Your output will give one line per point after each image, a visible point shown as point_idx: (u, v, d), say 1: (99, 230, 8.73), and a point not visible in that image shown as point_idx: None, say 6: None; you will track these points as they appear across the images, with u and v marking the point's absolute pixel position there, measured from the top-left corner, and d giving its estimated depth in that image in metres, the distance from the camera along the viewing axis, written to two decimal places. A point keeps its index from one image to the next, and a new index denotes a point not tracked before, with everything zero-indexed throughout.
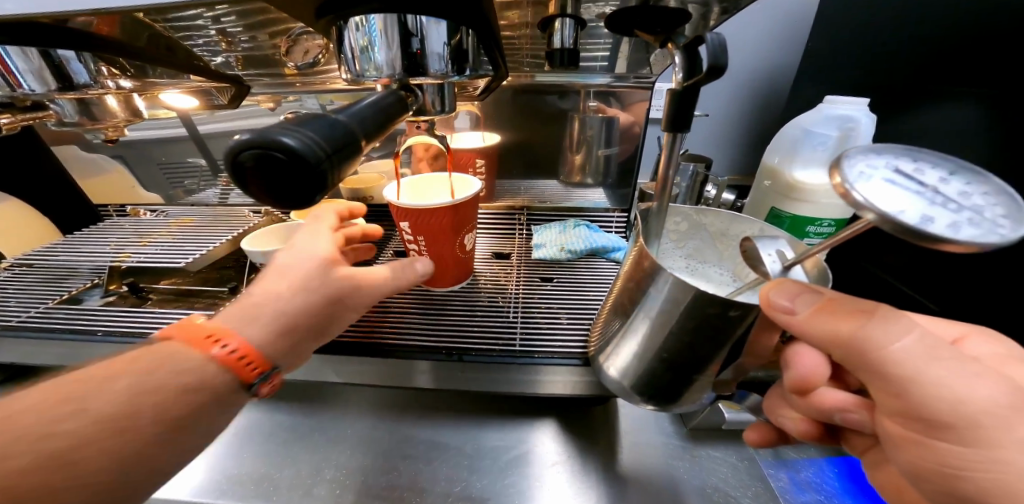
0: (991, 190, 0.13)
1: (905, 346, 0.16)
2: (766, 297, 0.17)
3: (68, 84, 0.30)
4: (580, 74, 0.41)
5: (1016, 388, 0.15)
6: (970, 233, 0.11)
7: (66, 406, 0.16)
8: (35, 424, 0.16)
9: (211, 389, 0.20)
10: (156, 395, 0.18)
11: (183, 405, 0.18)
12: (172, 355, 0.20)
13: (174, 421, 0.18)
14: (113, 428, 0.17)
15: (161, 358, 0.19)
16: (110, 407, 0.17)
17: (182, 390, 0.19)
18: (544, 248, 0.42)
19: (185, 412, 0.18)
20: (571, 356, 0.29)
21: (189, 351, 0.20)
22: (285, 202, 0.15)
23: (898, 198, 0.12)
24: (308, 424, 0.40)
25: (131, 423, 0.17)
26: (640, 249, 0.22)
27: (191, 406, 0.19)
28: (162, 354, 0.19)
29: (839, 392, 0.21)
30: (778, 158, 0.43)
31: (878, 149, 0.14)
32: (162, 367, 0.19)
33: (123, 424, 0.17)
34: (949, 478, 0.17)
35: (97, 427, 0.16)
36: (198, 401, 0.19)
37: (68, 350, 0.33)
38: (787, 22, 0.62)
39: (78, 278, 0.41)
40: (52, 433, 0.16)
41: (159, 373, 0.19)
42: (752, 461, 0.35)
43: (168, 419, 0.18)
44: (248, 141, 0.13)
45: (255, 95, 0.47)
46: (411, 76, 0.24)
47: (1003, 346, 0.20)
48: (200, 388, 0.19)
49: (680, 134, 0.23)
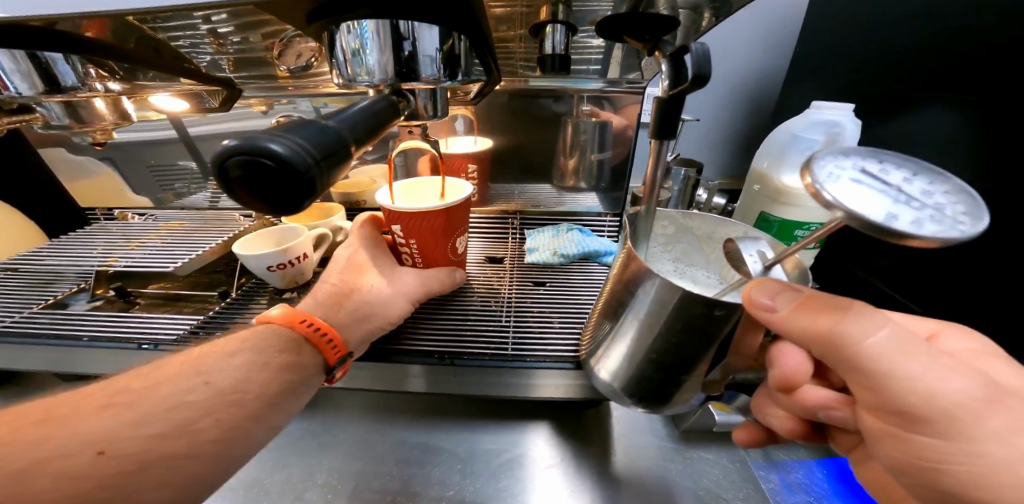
0: (953, 189, 0.14)
1: (879, 340, 0.16)
2: (747, 296, 0.17)
3: (55, 87, 0.30)
4: (572, 78, 0.42)
5: (989, 382, 0.16)
6: (930, 229, 0.11)
7: (196, 380, 0.22)
8: (173, 393, 0.21)
9: (300, 368, 0.25)
10: (261, 372, 0.23)
11: (278, 382, 0.24)
12: (272, 340, 0.25)
13: (271, 393, 0.23)
14: (228, 398, 0.22)
15: (263, 343, 0.25)
16: (227, 381, 0.22)
17: (280, 369, 0.24)
18: (536, 252, 0.42)
19: (279, 388, 0.24)
20: (563, 360, 0.29)
21: (287, 334, 0.26)
22: (274, 209, 0.15)
23: (866, 197, 0.13)
24: (299, 430, 0.39)
25: (241, 395, 0.22)
26: (627, 252, 0.23)
27: (284, 382, 0.24)
28: (265, 339, 0.25)
29: (822, 389, 0.21)
30: (767, 162, 0.44)
31: (846, 151, 0.15)
32: (265, 350, 0.24)
33: (237, 394, 0.22)
34: (928, 471, 0.18)
35: (218, 397, 0.21)
36: (291, 379, 0.24)
37: (54, 355, 0.32)
38: (776, 28, 0.63)
39: (64, 282, 0.40)
40: (184, 400, 0.21)
41: (264, 355, 0.24)
42: (742, 463, 0.35)
43: (268, 392, 0.23)
44: (236, 147, 0.13)
45: (248, 98, 0.47)
46: (403, 80, 0.24)
47: (975, 341, 0.21)
48: (292, 367, 0.25)
49: (667, 141, 0.24)
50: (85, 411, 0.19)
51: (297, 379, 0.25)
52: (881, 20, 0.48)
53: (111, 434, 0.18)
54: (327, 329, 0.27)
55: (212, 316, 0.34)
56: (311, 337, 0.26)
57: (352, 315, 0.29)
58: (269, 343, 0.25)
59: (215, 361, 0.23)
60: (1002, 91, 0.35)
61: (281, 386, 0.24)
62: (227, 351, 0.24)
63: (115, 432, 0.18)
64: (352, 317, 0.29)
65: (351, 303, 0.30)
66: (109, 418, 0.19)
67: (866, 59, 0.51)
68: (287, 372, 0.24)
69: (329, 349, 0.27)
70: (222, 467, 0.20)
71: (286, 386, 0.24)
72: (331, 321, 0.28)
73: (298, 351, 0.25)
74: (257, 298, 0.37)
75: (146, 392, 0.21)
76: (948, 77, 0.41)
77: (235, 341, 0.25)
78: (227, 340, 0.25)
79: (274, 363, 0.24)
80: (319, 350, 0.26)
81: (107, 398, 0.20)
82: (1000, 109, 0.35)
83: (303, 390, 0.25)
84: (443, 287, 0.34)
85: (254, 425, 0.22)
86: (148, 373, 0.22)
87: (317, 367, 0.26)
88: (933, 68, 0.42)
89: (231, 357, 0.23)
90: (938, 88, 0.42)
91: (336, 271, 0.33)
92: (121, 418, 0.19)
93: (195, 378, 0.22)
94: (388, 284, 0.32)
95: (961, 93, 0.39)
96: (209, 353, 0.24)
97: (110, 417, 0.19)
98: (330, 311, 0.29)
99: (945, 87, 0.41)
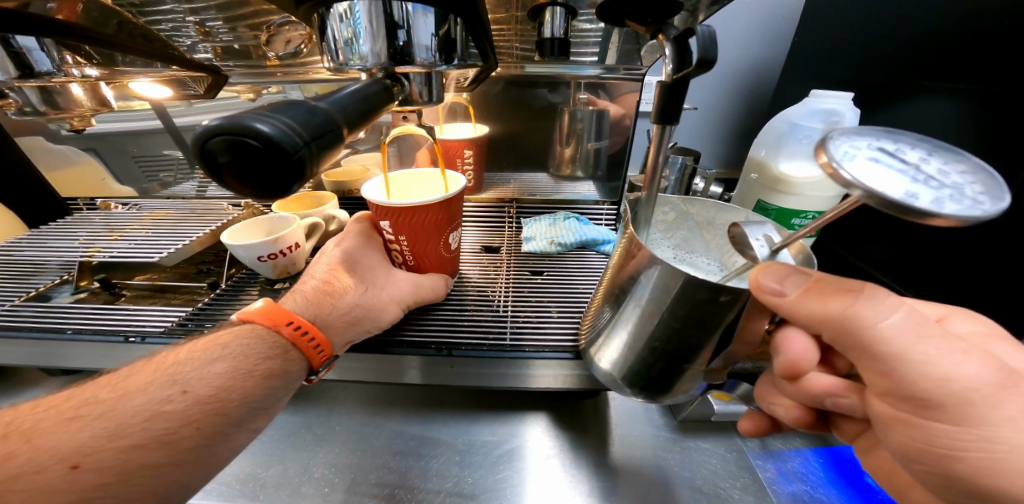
0: (970, 168, 0.14)
1: (893, 323, 0.16)
2: (755, 281, 0.16)
3: (29, 72, 0.30)
4: (569, 65, 0.41)
5: (1004, 367, 0.16)
6: (952, 208, 0.11)
7: (173, 388, 0.21)
8: (146, 404, 0.20)
9: (282, 375, 0.24)
10: (243, 381, 0.23)
11: (259, 390, 0.23)
12: (252, 344, 0.24)
13: (253, 402, 0.23)
14: (208, 407, 0.21)
15: (244, 348, 0.24)
16: (207, 390, 0.21)
17: (262, 377, 0.23)
18: (534, 241, 0.41)
19: (260, 397, 0.23)
20: (563, 350, 0.29)
21: (270, 338, 0.25)
22: (261, 193, 0.14)
23: (884, 176, 0.12)
24: (293, 423, 0.38)
25: (221, 404, 0.22)
26: (629, 238, 0.22)
27: (265, 390, 0.23)
28: (245, 343, 0.24)
29: (829, 377, 0.21)
30: (765, 152, 0.44)
31: (860, 130, 0.15)
32: (245, 356, 0.23)
33: (218, 404, 0.21)
34: (939, 458, 0.17)
35: (197, 407, 0.21)
36: (273, 387, 0.24)
37: (38, 348, 0.32)
38: (774, 17, 0.62)
39: (46, 274, 0.39)
40: (160, 411, 0.20)
41: (244, 362, 0.23)
42: (740, 452, 0.35)
43: (250, 400, 0.23)
44: (219, 126, 0.12)
45: (233, 86, 0.43)
46: (397, 64, 0.23)
47: (984, 324, 0.21)
48: (275, 374, 0.24)
49: (669, 126, 0.23)
50: (52, 425, 0.19)
51: (278, 386, 0.24)
52: (882, 9, 0.48)
53: (84, 447, 0.18)
54: (310, 328, 0.26)
55: (202, 306, 0.33)
56: (295, 341, 0.25)
57: (343, 318, 0.28)
58: (249, 349, 0.24)
59: (193, 369, 0.22)
60: (1002, 80, 0.35)
61: (264, 394, 0.23)
62: (205, 357, 0.23)
63: (89, 444, 0.18)
64: (343, 320, 0.28)
65: (343, 304, 0.28)
66: (77, 432, 0.18)
67: (865, 47, 0.50)
68: (269, 380, 0.24)
69: (315, 351, 0.26)
70: (196, 468, 0.20)
71: (268, 394, 0.24)
72: (321, 323, 0.27)
73: (281, 356, 0.25)
74: (247, 289, 0.36)
75: (118, 402, 0.20)
76: (948, 67, 0.40)
77: (212, 346, 0.24)
78: (203, 339, 0.24)
79: (255, 370, 0.23)
80: (305, 355, 0.26)
81: (76, 409, 0.20)
82: (999, 99, 0.35)
83: (284, 393, 0.25)
84: (439, 296, 0.33)
85: (233, 430, 0.22)
86: (117, 380, 0.22)
87: (300, 372, 0.26)
88: (933, 58, 0.42)
89: (210, 364, 0.23)
90: (938, 76, 0.42)
91: (324, 265, 0.31)
92: (93, 430, 0.19)
93: (171, 386, 0.21)
94: (383, 288, 0.31)
95: (961, 82, 0.39)
96: (184, 359, 0.23)
97: (80, 430, 0.19)
98: (320, 312, 0.27)
99: (945, 76, 0.41)
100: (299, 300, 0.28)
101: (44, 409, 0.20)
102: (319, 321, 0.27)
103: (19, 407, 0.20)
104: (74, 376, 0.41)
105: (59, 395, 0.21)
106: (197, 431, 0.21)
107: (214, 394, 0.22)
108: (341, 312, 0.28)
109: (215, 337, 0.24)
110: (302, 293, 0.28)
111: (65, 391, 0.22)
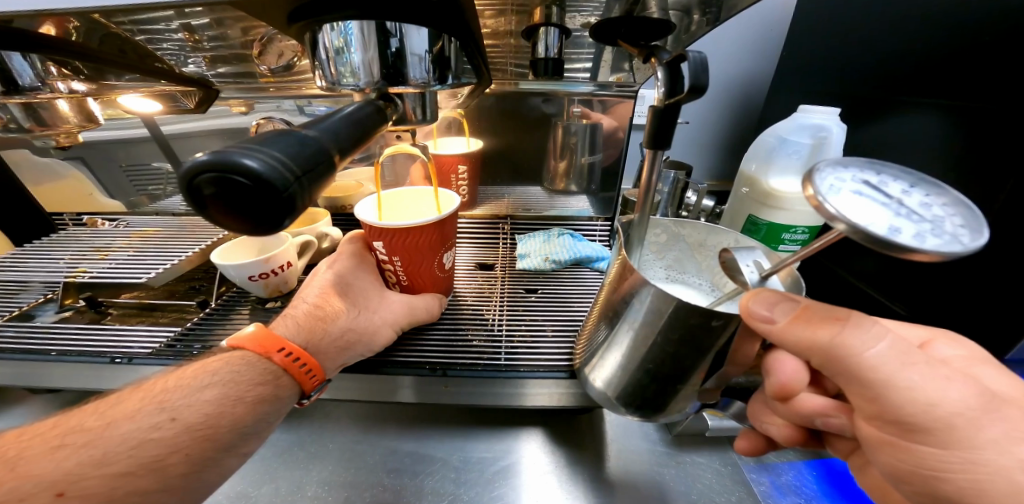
0: (951, 202, 0.14)
1: (879, 352, 0.16)
2: (746, 308, 0.17)
3: (14, 87, 0.30)
4: (562, 82, 0.41)
5: (985, 390, 0.16)
6: (933, 244, 0.11)
7: (161, 415, 0.21)
8: (134, 431, 0.20)
9: (274, 400, 0.24)
10: (233, 408, 0.22)
11: (251, 416, 0.23)
12: (243, 371, 0.24)
13: (244, 427, 0.22)
14: (197, 434, 0.21)
15: (234, 375, 0.23)
16: (197, 417, 0.21)
17: (254, 403, 0.23)
18: (528, 258, 0.42)
19: (251, 422, 0.23)
20: (557, 369, 0.29)
21: (259, 364, 0.24)
22: (250, 227, 0.14)
23: (867, 209, 0.13)
24: (283, 441, 0.38)
25: (212, 430, 0.21)
26: (623, 260, 0.22)
27: (256, 416, 0.23)
28: (235, 370, 0.24)
29: (818, 397, 0.21)
30: (755, 166, 0.44)
31: (845, 162, 0.15)
32: (236, 383, 0.23)
33: (208, 430, 0.21)
34: (926, 479, 0.18)
35: (187, 433, 0.21)
36: (264, 412, 0.23)
37: (20, 370, 0.31)
38: (762, 34, 0.64)
39: (30, 293, 0.38)
40: (148, 438, 0.20)
41: (234, 388, 0.23)
42: (735, 466, 0.35)
43: (241, 425, 0.22)
44: (207, 162, 0.12)
45: (227, 99, 0.44)
46: (391, 83, 0.23)
47: (966, 348, 0.21)
48: (266, 400, 0.24)
49: (661, 150, 0.24)
50: (36, 453, 0.18)
51: (270, 411, 0.24)
52: (867, 27, 0.49)
53: (69, 475, 0.18)
54: (302, 354, 0.25)
55: (192, 326, 0.33)
56: (287, 367, 0.25)
57: (336, 343, 0.27)
58: (240, 376, 0.23)
59: (182, 396, 0.22)
60: (984, 99, 0.36)
61: (256, 420, 0.23)
62: (194, 384, 0.22)
63: (74, 472, 0.18)
64: (335, 345, 0.27)
65: (335, 328, 0.28)
66: (64, 459, 0.18)
67: (852, 63, 0.51)
68: (260, 406, 0.23)
69: (306, 377, 0.25)
70: (185, 494, 0.20)
71: (260, 420, 0.23)
72: (313, 349, 0.26)
73: (273, 382, 0.24)
74: (238, 308, 0.35)
75: (105, 429, 0.20)
76: (931, 84, 0.42)
77: (200, 372, 0.23)
78: (192, 366, 0.24)
79: (246, 397, 0.23)
80: (297, 380, 0.25)
81: (61, 437, 0.19)
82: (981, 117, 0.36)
83: (274, 418, 0.24)
84: (432, 317, 0.33)
85: (222, 455, 0.21)
86: (104, 407, 0.21)
87: (292, 396, 0.25)
88: (916, 76, 0.43)
89: (199, 391, 0.22)
90: (920, 94, 0.43)
91: (315, 288, 0.31)
92: (79, 457, 0.18)
93: (160, 413, 0.21)
94: (376, 310, 0.30)
95: (944, 99, 0.40)
96: (173, 386, 0.22)
97: (66, 458, 0.18)
98: (311, 337, 0.27)
99: (927, 93, 0.42)
100: (288, 325, 0.27)
101: (28, 436, 0.19)
102: (310, 344, 0.26)
103: (3, 434, 0.20)
104: (58, 396, 0.40)
105: (45, 421, 0.21)
106: (187, 457, 0.20)
107: (204, 421, 0.21)
108: (335, 335, 0.28)
109: (203, 364, 0.24)
110: (291, 319, 0.28)
111: (50, 418, 0.21)
